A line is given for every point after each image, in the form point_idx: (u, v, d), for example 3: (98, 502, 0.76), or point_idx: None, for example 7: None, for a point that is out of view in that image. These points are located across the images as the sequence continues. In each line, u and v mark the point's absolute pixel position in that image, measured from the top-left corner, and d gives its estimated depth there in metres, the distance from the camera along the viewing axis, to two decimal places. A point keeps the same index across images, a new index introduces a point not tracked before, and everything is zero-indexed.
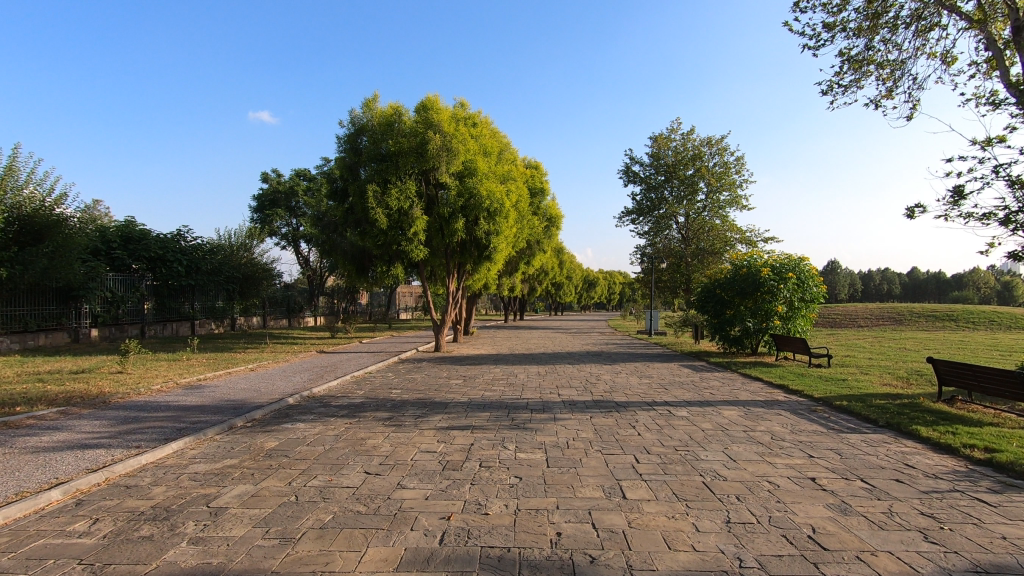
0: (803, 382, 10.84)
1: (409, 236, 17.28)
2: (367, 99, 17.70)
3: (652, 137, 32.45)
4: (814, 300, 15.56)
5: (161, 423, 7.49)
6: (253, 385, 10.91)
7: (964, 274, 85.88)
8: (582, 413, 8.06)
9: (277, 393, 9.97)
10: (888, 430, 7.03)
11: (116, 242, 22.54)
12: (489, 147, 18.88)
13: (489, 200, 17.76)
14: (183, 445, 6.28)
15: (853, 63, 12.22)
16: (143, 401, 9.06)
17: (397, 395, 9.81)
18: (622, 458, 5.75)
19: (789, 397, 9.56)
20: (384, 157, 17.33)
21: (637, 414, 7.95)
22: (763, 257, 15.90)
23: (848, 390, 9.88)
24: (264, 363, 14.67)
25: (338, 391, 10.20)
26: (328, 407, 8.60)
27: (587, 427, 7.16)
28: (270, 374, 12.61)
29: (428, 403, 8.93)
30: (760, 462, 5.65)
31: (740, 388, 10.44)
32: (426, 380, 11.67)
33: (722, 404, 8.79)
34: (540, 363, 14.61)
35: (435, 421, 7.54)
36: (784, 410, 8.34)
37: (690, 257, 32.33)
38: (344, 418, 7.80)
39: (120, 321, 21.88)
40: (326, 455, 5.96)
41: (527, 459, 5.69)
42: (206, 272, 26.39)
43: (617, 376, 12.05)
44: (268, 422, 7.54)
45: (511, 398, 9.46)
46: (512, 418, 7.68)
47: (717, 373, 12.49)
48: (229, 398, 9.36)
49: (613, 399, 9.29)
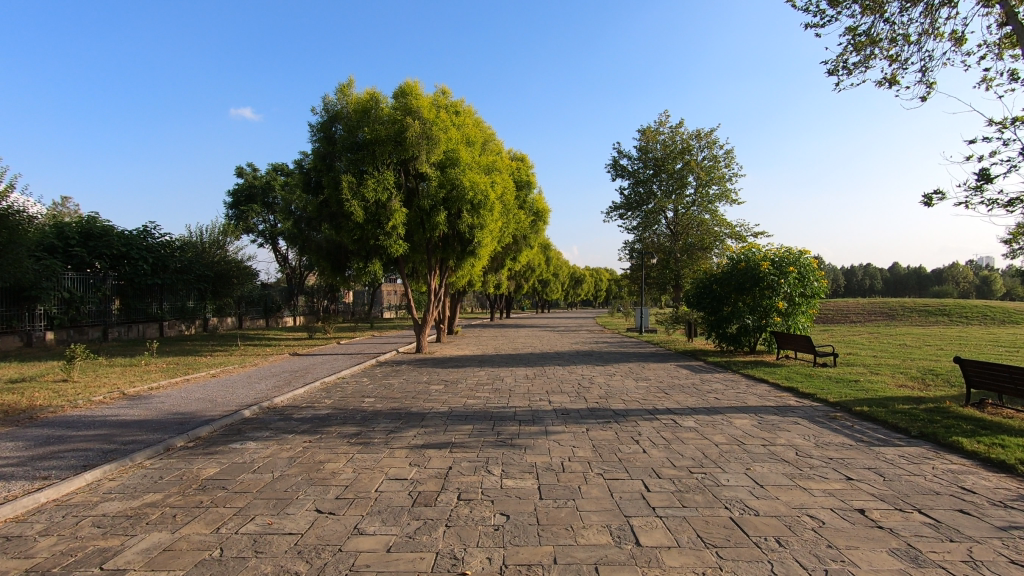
0: (813, 384, 10.00)
1: (387, 231, 16.21)
2: (341, 85, 16.53)
3: (640, 130, 31.60)
4: (815, 295, 14.79)
5: (87, 445, 6.39)
6: (209, 395, 9.80)
7: (945, 269, 86.64)
8: (577, 425, 7.10)
9: (234, 404, 8.88)
10: (925, 442, 6.18)
11: (74, 238, 21.17)
12: (472, 136, 17.91)
13: (472, 192, 16.76)
14: (101, 474, 5.21)
15: (859, 42, 11.54)
16: (77, 417, 7.92)
17: (370, 404, 8.77)
18: (629, 486, 4.79)
19: (801, 401, 8.72)
20: (360, 145, 16.19)
21: (638, 426, 7.01)
22: (762, 251, 15.11)
23: (865, 393, 9.05)
24: (229, 367, 13.52)
25: (304, 400, 9.14)
26: (288, 421, 7.54)
27: (584, 443, 6.20)
28: (233, 380, 11.49)
29: (403, 414, 7.93)
30: (793, 488, 4.73)
31: (747, 392, 9.54)
32: (403, 385, 10.66)
33: (731, 411, 7.90)
34: (528, 365, 13.61)
35: (409, 438, 6.53)
36: (801, 418, 7.47)
37: (679, 253, 31.63)
38: (303, 435, 6.75)
39: (80, 324, 20.47)
40: (273, 485, 4.94)
41: (516, 489, 4.72)
42: (174, 271, 25.01)
43: (611, 379, 11.12)
44: (213, 442, 6.48)
45: (496, 406, 8.50)
46: (497, 433, 6.70)
47: (718, 374, 11.64)
48: (177, 411, 8.25)
49: (611, 407, 8.36)
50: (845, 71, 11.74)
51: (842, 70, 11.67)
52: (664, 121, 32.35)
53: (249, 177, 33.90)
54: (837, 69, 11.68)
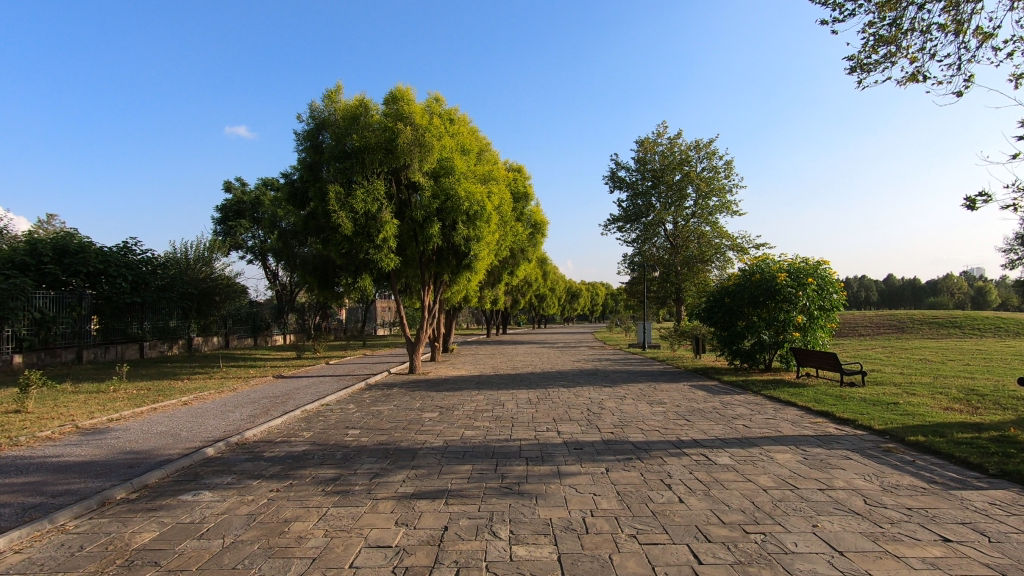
0: (848, 408, 9.02)
1: (378, 243, 15.20)
2: (329, 90, 15.69)
3: (638, 141, 30.96)
4: (834, 308, 13.87)
5: (8, 498, 5.31)
6: (174, 428, 8.69)
7: (940, 282, 86.33)
8: (594, 464, 6.06)
9: (198, 439, 7.79)
10: (1010, 484, 5.21)
11: (48, 255, 20.12)
12: (468, 144, 17.09)
13: (468, 203, 15.86)
14: (4, 545, 4.11)
15: (879, 39, 10.78)
16: (12, 458, 6.82)
17: (354, 438, 7.68)
18: (673, 555, 3.76)
19: (841, 428, 7.75)
20: (348, 154, 15.27)
21: (666, 464, 6.00)
22: (776, 262, 14.22)
23: (910, 418, 8.08)
24: (203, 393, 12.39)
25: (279, 433, 8.06)
26: (256, 462, 6.46)
27: (606, 489, 5.18)
28: (205, 409, 10.39)
29: (391, 451, 6.89)
30: (883, 556, 3.70)
31: (777, 418, 8.55)
32: (393, 413, 9.60)
33: (767, 443, 6.90)
34: (529, 387, 12.58)
35: (397, 484, 5.46)
36: (851, 451, 6.47)
37: (680, 266, 30.81)
38: (270, 481, 5.68)
39: (52, 345, 19.33)
40: (220, 558, 3.88)
41: (532, 562, 3.68)
42: (156, 289, 23.82)
43: (622, 404, 10.08)
44: (161, 492, 5.39)
45: (498, 439, 7.47)
46: (501, 477, 5.66)
47: (739, 396, 10.64)
48: (131, 451, 7.15)
49: (629, 439, 7.31)
50: (864, 69, 10.98)
51: (865, 70, 10.88)
52: (662, 133, 31.77)
53: (238, 192, 33.00)
54: (857, 68, 10.90)
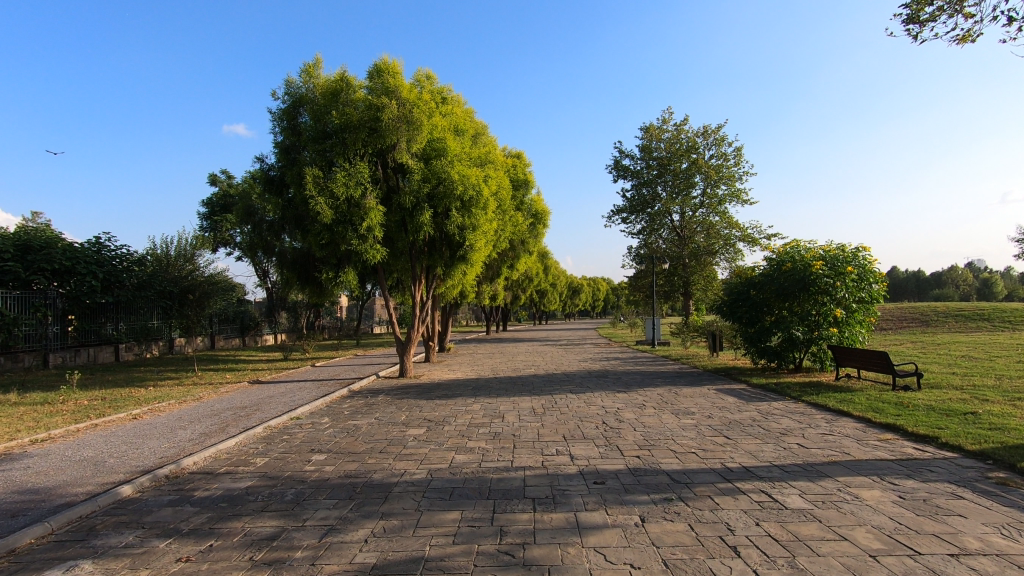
0: (918, 419, 7.49)
1: (361, 233, 13.63)
2: (306, 65, 14.07)
3: (643, 127, 29.28)
4: (874, 301, 12.33)
5: None
6: (103, 452, 7.12)
7: (945, 274, 84.87)
8: (623, 510, 4.52)
9: (124, 469, 6.24)
10: None
11: (9, 251, 18.48)
12: (461, 124, 15.56)
13: (461, 186, 14.26)
14: None
15: None
16: None
17: (317, 466, 6.16)
18: None
19: (922, 448, 6.25)
20: (328, 135, 13.72)
21: (722, 510, 4.47)
22: (809, 249, 12.69)
23: (1004, 434, 6.54)
24: (162, 404, 10.87)
25: (229, 461, 6.53)
26: (178, 507, 4.92)
27: (649, 559, 3.64)
28: (153, 425, 8.82)
29: (359, 487, 5.33)
30: None
31: (838, 434, 7.01)
32: (373, 429, 8.07)
33: (843, 474, 5.35)
34: (532, 393, 11.06)
35: (354, 549, 3.93)
36: (958, 486, 4.95)
37: (688, 258, 29.27)
38: (184, 543, 4.14)
39: (14, 349, 17.93)
40: None
41: None
42: (132, 287, 22.26)
43: (643, 415, 8.53)
44: (26, 564, 3.85)
45: (496, 467, 5.94)
46: (499, 534, 4.11)
47: (777, 405, 9.12)
48: (28, 489, 5.58)
49: (662, 467, 5.76)
50: (918, 23, 9.50)
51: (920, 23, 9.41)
52: (668, 119, 30.12)
53: (225, 185, 31.57)
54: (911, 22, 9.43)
